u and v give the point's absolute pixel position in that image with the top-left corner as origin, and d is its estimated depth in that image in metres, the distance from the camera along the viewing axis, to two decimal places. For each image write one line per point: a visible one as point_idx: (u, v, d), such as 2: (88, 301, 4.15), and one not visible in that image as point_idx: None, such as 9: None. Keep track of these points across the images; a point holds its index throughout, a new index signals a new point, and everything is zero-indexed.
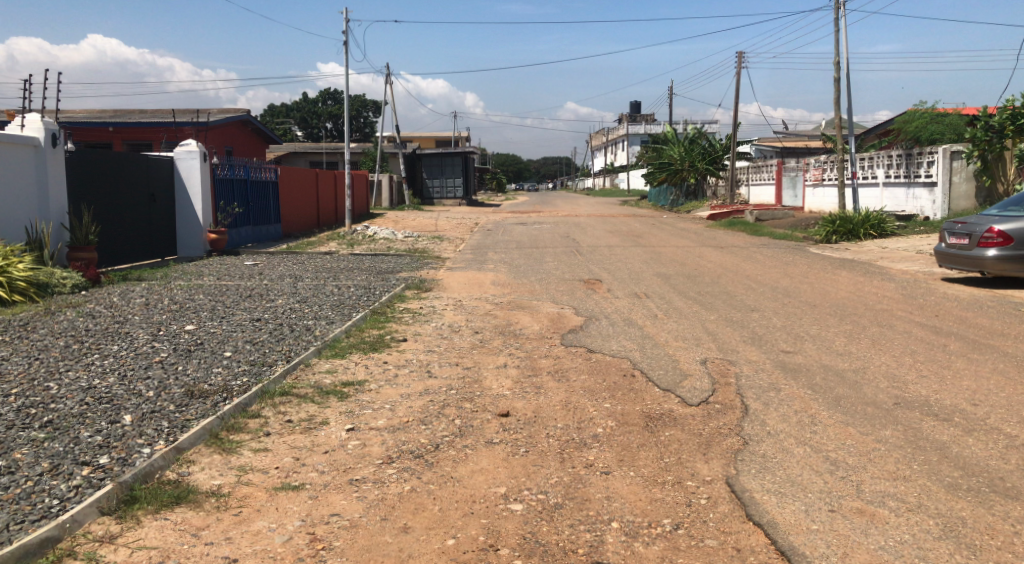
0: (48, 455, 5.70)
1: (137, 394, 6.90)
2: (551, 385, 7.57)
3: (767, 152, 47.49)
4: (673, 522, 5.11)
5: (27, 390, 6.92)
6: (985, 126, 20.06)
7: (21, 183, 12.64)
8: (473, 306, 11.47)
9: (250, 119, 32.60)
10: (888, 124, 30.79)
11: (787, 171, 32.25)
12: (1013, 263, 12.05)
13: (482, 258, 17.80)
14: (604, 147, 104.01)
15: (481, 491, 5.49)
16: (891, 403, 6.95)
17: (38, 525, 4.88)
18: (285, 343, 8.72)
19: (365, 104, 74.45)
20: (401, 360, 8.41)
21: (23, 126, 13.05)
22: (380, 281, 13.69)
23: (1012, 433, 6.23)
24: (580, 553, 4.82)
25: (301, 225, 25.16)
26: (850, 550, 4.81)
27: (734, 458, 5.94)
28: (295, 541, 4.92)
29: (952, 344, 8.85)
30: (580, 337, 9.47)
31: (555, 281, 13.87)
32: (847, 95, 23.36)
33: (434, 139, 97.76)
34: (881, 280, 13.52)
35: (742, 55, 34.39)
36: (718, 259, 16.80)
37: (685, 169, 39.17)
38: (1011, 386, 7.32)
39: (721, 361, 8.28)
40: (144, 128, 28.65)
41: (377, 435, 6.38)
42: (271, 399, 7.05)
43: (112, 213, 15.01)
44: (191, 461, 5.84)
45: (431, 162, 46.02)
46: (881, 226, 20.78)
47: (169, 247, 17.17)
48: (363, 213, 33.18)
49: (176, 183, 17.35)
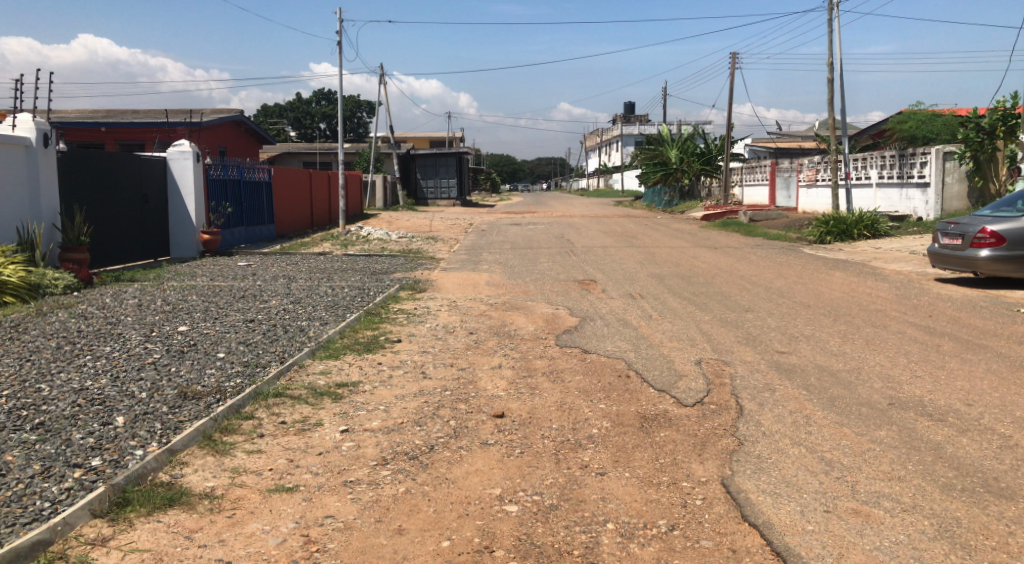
0: (40, 457, 5.67)
1: (130, 395, 6.88)
2: (546, 386, 7.57)
3: (762, 152, 47.75)
4: (668, 523, 5.10)
5: (18, 391, 6.90)
6: (976, 126, 20.32)
7: (13, 182, 12.57)
8: (468, 307, 11.48)
9: (243, 119, 32.53)
10: (883, 125, 30.91)
11: (781, 172, 32.25)
12: (1005, 263, 12.08)
13: (477, 258, 17.80)
14: (598, 146, 104.03)
15: (477, 492, 5.47)
16: (886, 403, 6.95)
17: (30, 528, 4.84)
18: (279, 344, 8.71)
19: (359, 104, 74.55)
20: (395, 361, 8.41)
21: (14, 126, 12.93)
22: (375, 282, 13.68)
23: (1006, 433, 6.24)
24: (575, 554, 4.81)
25: (295, 226, 25.20)
26: (845, 550, 4.80)
27: (729, 459, 5.93)
28: (289, 543, 4.90)
29: (946, 344, 8.87)
30: (575, 337, 9.49)
31: (550, 282, 13.91)
32: (841, 95, 23.46)
33: (428, 139, 97.67)
34: (875, 280, 13.52)
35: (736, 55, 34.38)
36: (712, 260, 16.80)
37: (679, 170, 39.27)
38: (1005, 386, 7.33)
39: (715, 362, 8.29)
40: (137, 128, 28.58)
41: (372, 437, 6.34)
42: (265, 400, 7.03)
43: (105, 214, 14.97)
44: (185, 463, 5.81)
45: (425, 163, 46.04)
46: (874, 227, 20.81)
47: (163, 248, 17.11)
48: (357, 214, 33.09)
49: (169, 184, 17.28)
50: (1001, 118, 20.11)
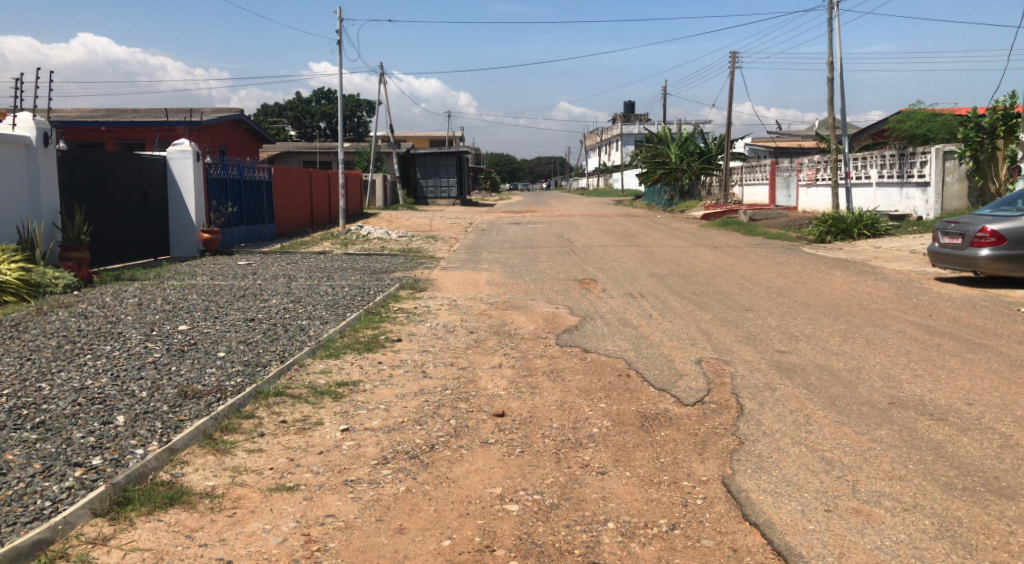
0: (41, 456, 5.66)
1: (131, 395, 6.88)
2: (546, 385, 7.56)
3: (762, 151, 47.72)
4: (669, 522, 5.10)
5: (18, 390, 6.89)
6: (976, 126, 20.24)
7: (14, 181, 12.57)
8: (468, 306, 11.46)
9: (243, 119, 32.51)
10: (883, 124, 30.90)
11: (781, 171, 32.22)
12: (1005, 262, 12.08)
13: (476, 258, 17.76)
14: (598, 146, 103.92)
15: (477, 492, 5.47)
16: (886, 403, 6.94)
17: (30, 527, 4.84)
18: (280, 343, 8.70)
19: (359, 104, 74.49)
20: (396, 360, 8.39)
21: (14, 126, 12.94)
22: (375, 281, 13.66)
23: (1007, 432, 6.23)
24: (576, 553, 4.81)
25: (295, 225, 25.20)
26: (846, 550, 4.80)
27: (730, 459, 5.92)
28: (290, 542, 4.90)
29: (947, 344, 8.85)
30: (575, 337, 9.46)
31: (550, 281, 13.89)
32: (841, 94, 23.44)
33: (428, 139, 97.56)
34: (875, 280, 13.52)
35: (736, 54, 34.36)
36: (713, 259, 16.77)
37: (680, 169, 39.27)
38: (1005, 386, 7.32)
39: (716, 361, 8.27)
40: (136, 127, 28.61)
41: (372, 436, 6.34)
42: (266, 399, 7.02)
43: (104, 213, 14.96)
44: (185, 462, 5.81)
45: (425, 162, 46.00)
46: (873, 226, 20.81)
47: (162, 248, 17.10)
48: (357, 213, 33.05)
49: (169, 183, 17.27)
50: (1001, 118, 20.00)
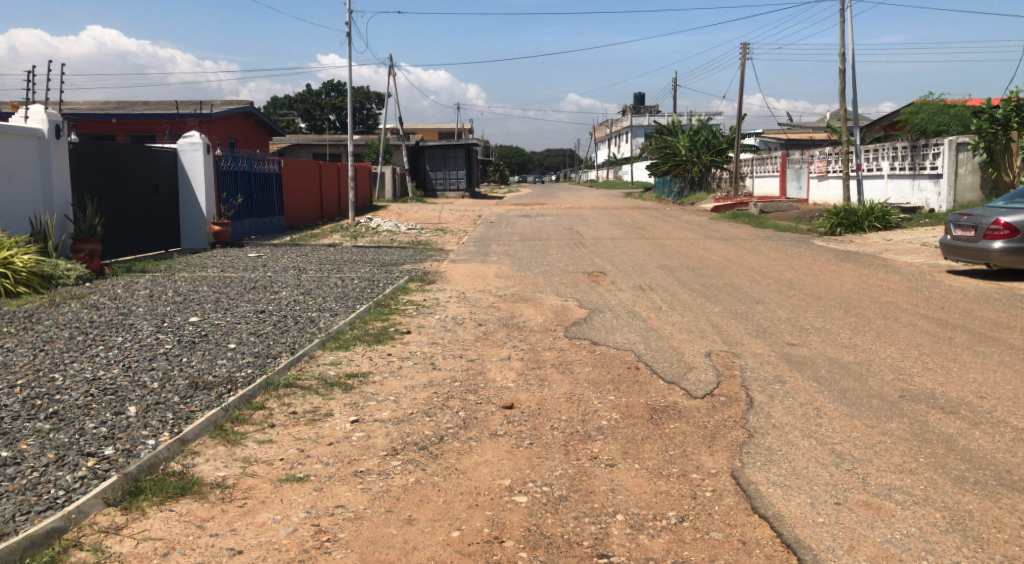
0: (54, 446, 5.69)
1: (142, 386, 6.90)
2: (555, 377, 7.57)
3: (772, 145, 47.44)
4: (678, 514, 5.10)
5: (32, 381, 6.92)
6: (990, 117, 19.92)
7: (26, 174, 12.62)
8: (477, 298, 11.49)
9: (254, 111, 32.60)
10: (894, 116, 30.73)
11: (792, 163, 32.08)
12: (1019, 256, 12.01)
13: (486, 250, 17.77)
14: (608, 139, 103.42)
15: (486, 483, 5.48)
16: (897, 396, 6.92)
17: (44, 516, 4.88)
18: (289, 335, 8.72)
19: (369, 96, 74.41)
20: (405, 352, 8.41)
21: (27, 118, 13.03)
22: (384, 274, 13.69)
23: (1020, 426, 6.21)
24: (585, 545, 4.81)
25: (304, 216, 25.23)
26: (856, 543, 4.80)
27: (739, 452, 5.91)
28: (300, 532, 4.92)
29: (958, 337, 8.82)
30: (585, 329, 9.48)
31: (560, 273, 13.90)
32: (853, 86, 23.23)
33: (435, 131, 96.92)
34: (885, 272, 13.43)
35: (746, 45, 34.04)
36: (723, 252, 16.72)
37: (690, 161, 39.13)
38: (1017, 379, 7.31)
39: (726, 354, 8.27)
40: (147, 120, 28.83)
41: (382, 428, 6.35)
42: (276, 391, 7.05)
43: (115, 205, 14.99)
44: (196, 453, 5.83)
45: (434, 154, 45.81)
46: (884, 219, 20.77)
47: (173, 239, 17.17)
48: (365, 205, 33.12)
49: (179, 175, 17.32)
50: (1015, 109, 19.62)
